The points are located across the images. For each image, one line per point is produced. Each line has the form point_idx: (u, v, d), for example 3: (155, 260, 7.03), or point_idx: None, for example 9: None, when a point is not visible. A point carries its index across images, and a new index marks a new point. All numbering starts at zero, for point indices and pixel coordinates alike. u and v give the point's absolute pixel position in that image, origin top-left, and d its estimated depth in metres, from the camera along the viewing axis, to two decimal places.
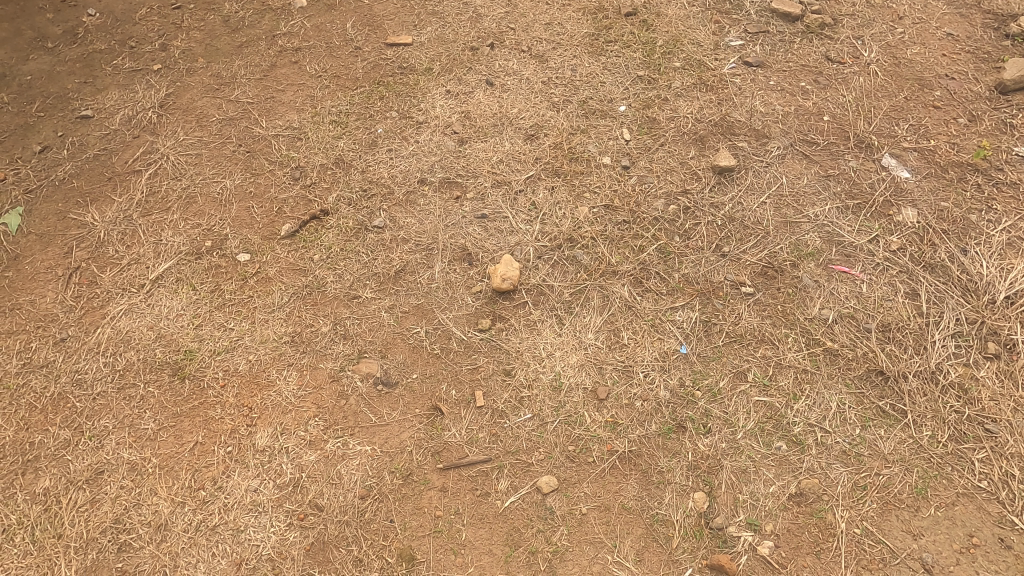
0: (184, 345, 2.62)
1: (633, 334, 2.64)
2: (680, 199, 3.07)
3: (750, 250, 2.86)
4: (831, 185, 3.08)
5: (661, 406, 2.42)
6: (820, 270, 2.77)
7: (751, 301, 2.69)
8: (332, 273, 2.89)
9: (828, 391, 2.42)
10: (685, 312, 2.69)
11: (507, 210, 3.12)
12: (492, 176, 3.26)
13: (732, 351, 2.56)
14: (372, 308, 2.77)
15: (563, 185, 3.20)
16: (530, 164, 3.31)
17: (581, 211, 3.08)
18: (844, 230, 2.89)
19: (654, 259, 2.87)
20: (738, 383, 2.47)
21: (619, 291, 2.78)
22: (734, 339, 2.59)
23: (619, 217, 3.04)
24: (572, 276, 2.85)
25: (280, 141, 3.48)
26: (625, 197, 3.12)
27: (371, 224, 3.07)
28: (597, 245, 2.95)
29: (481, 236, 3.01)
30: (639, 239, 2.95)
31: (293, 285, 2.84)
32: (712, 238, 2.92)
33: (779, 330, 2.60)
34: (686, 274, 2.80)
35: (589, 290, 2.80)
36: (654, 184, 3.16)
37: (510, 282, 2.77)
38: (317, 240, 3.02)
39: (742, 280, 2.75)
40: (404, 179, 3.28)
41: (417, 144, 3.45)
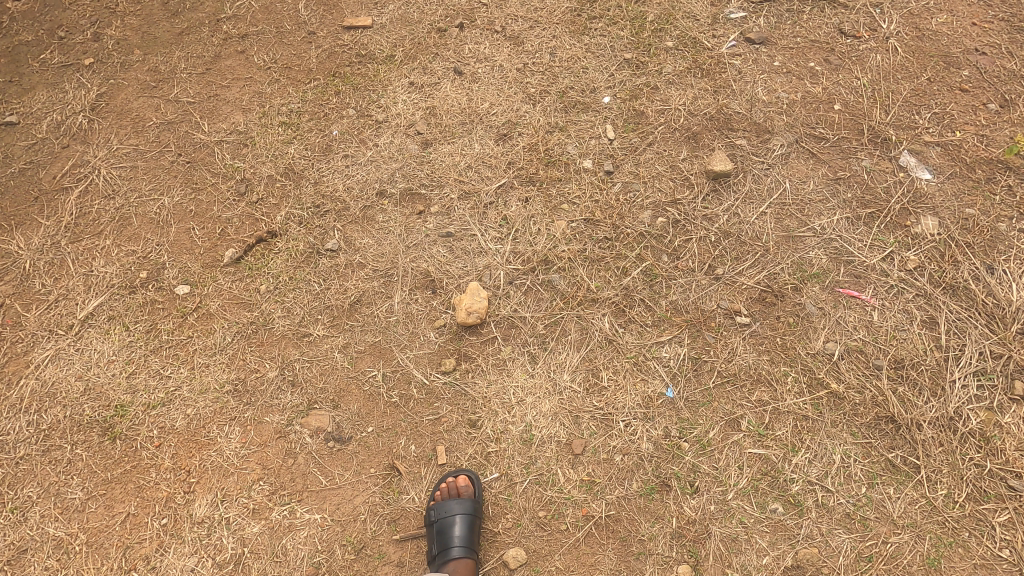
0: (115, 399, 2.36)
1: (613, 375, 2.36)
2: (669, 211, 2.73)
3: (747, 272, 2.54)
4: (840, 190, 2.72)
5: (643, 461, 2.17)
6: (825, 295, 2.45)
7: (747, 334, 2.40)
8: (280, 306, 2.60)
9: (831, 442, 2.15)
10: (673, 348, 2.40)
11: (475, 226, 2.78)
12: (459, 186, 2.91)
13: (724, 394, 2.29)
14: (324, 348, 2.49)
15: (538, 196, 2.85)
16: (501, 170, 2.94)
17: (558, 227, 2.74)
18: (854, 246, 2.55)
19: (638, 283, 2.55)
20: (730, 432, 2.21)
21: (598, 323, 2.49)
22: (727, 380, 2.31)
23: (600, 233, 2.70)
24: (547, 305, 2.55)
25: (224, 149, 3.12)
26: (608, 208, 2.77)
27: (324, 247, 2.75)
28: (575, 267, 2.63)
29: (446, 259, 2.69)
30: (622, 259, 2.62)
31: (237, 323, 2.56)
32: (704, 258, 2.59)
33: (777, 369, 2.31)
34: (674, 301, 2.50)
35: (566, 322, 2.50)
36: (641, 193, 2.80)
37: (477, 314, 2.48)
38: (264, 267, 2.71)
39: (736, 308, 2.45)
40: (361, 191, 2.93)
41: (376, 148, 3.08)
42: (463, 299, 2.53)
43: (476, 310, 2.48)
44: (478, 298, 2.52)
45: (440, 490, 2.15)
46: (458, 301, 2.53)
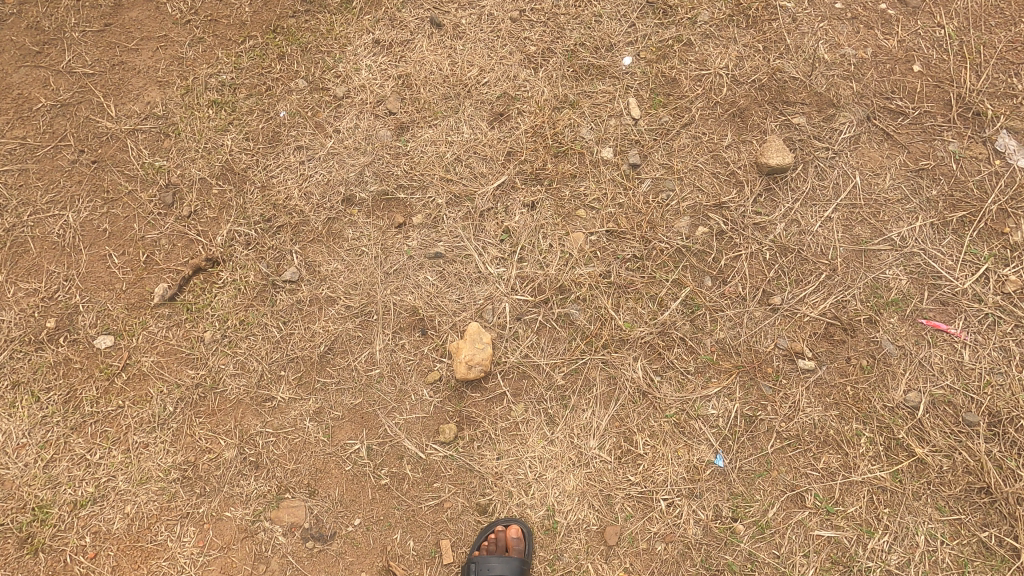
0: (31, 499, 1.92)
1: (650, 440, 1.95)
2: (711, 218, 2.17)
3: (810, 299, 2.05)
4: (923, 186, 2.16)
5: (691, 550, 1.85)
6: (906, 329, 2.00)
7: (811, 382, 1.96)
8: (232, 361, 2.08)
9: (914, 521, 1.82)
10: (721, 403, 1.97)
11: (470, 244, 2.20)
12: (446, 189, 2.29)
13: (785, 461, 1.90)
14: (291, 416, 2.02)
15: (547, 200, 2.25)
16: (499, 164, 2.30)
17: (574, 243, 2.18)
18: (941, 262, 2.06)
19: (677, 318, 2.07)
20: (793, 510, 1.85)
21: (629, 371, 2.03)
22: (788, 442, 1.92)
23: (627, 250, 2.16)
24: (566, 349, 2.06)
25: (138, 141, 2.40)
26: (636, 215, 2.20)
27: (280, 278, 2.17)
28: (598, 297, 2.11)
29: (435, 290, 2.15)
30: (655, 286, 2.11)
31: (179, 385, 2.05)
32: (758, 282, 2.08)
33: (848, 428, 1.91)
34: (721, 340, 2.03)
35: (589, 370, 2.04)
36: (676, 193, 2.22)
37: (479, 366, 1.99)
38: (207, 306, 2.15)
39: (798, 349, 2.00)
40: (321, 198, 2.30)
41: (336, 137, 2.39)
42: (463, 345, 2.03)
43: (478, 361, 1.98)
44: (482, 345, 2.02)
45: (487, 539, 1.87)
46: (455, 346, 2.03)
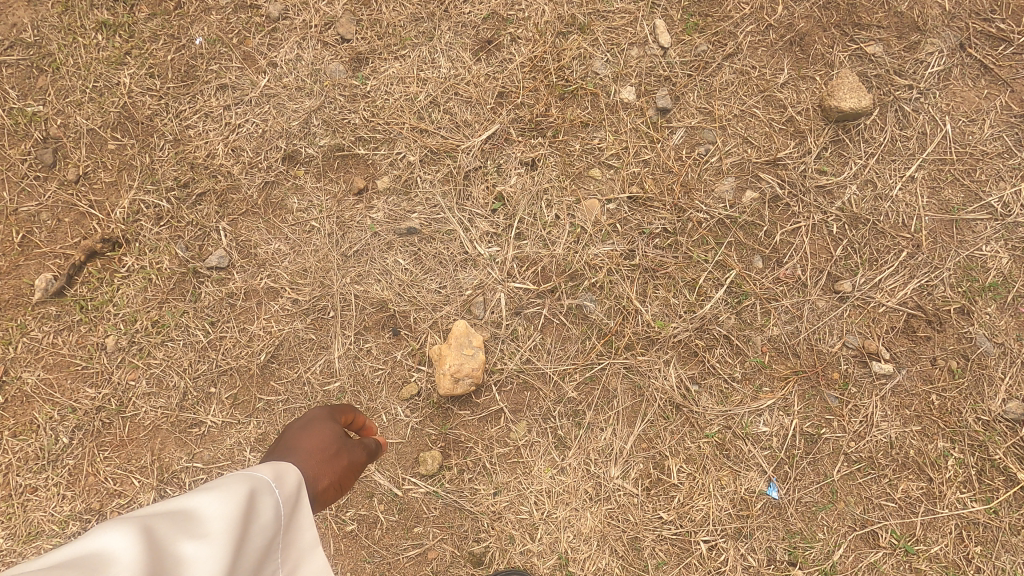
0: None
1: (686, 466, 1.55)
2: (762, 179, 1.68)
3: (887, 285, 1.62)
4: None
5: None
6: (1006, 321, 1.58)
7: (887, 390, 1.56)
8: (145, 376, 1.60)
9: (1010, 561, 1.48)
10: (776, 419, 1.56)
11: (452, 216, 1.70)
12: (419, 143, 1.75)
13: (854, 491, 1.52)
14: (228, 445, 1.57)
15: (551, 158, 1.74)
16: (489, 109, 1.77)
17: (587, 214, 1.70)
18: None
19: (720, 310, 1.62)
20: (863, 551, 1.50)
21: (659, 379, 1.60)
22: (858, 466, 1.53)
23: (655, 223, 1.68)
24: (578, 352, 1.62)
25: (3, 78, 1.78)
26: (666, 176, 1.71)
27: (203, 264, 1.66)
28: (618, 285, 1.65)
29: (409, 278, 1.67)
30: (692, 271, 1.65)
31: (76, 409, 1.58)
32: (821, 263, 1.64)
33: (932, 447, 1.53)
34: (774, 338, 1.61)
35: (608, 378, 1.60)
36: (717, 146, 1.72)
37: (469, 381, 1.55)
38: (107, 302, 1.64)
39: (871, 349, 1.58)
40: (254, 155, 1.74)
41: (271, 72, 1.80)
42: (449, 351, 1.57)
43: (467, 375, 1.54)
44: (473, 352, 1.56)
45: None
46: (439, 353, 1.57)
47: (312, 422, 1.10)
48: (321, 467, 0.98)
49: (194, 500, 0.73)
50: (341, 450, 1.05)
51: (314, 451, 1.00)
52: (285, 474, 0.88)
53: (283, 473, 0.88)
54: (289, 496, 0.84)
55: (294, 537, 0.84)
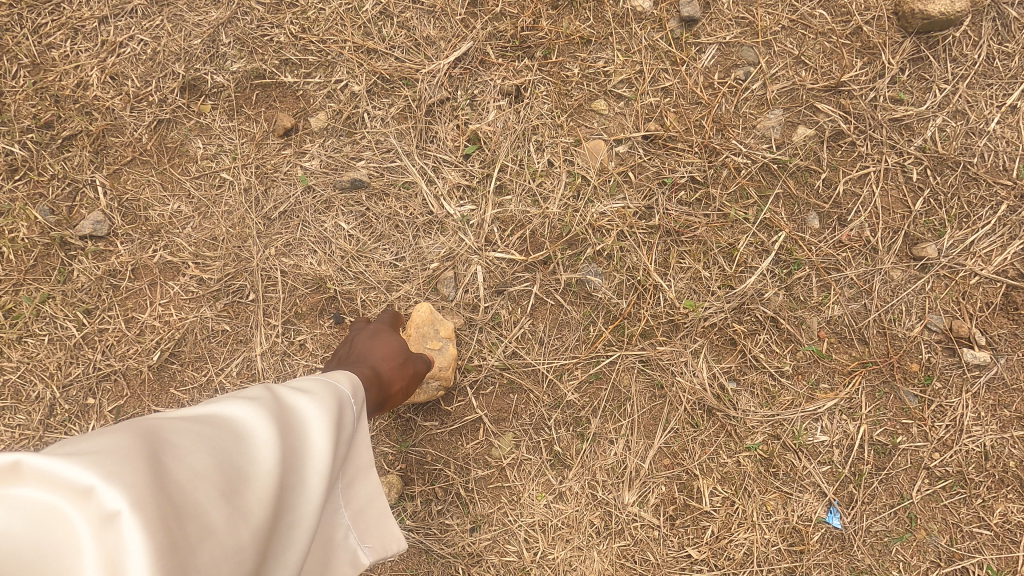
0: None
1: (722, 489, 1.19)
2: (819, 112, 1.28)
3: (982, 248, 1.24)
4: None
5: None
6: None
7: (981, 386, 1.20)
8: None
9: None
10: (837, 426, 1.20)
11: (411, 165, 1.28)
12: (365, 68, 1.31)
13: (938, 516, 1.18)
14: None
15: (542, 86, 1.31)
16: (458, 21, 1.32)
17: (590, 160, 1.28)
18: None
19: (765, 285, 1.24)
20: None
21: (686, 377, 1.22)
22: (944, 485, 1.18)
23: (679, 171, 1.27)
24: (580, 342, 1.23)
25: None
26: (692, 108, 1.30)
27: (74, 233, 1.23)
28: (631, 253, 1.25)
29: (354, 248, 1.26)
30: (727, 233, 1.25)
31: None
32: (895, 221, 1.25)
33: None
34: (835, 320, 1.23)
35: (619, 376, 1.22)
36: (761, 67, 1.30)
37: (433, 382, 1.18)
38: None
39: (962, 332, 1.21)
40: (142, 85, 1.29)
41: None
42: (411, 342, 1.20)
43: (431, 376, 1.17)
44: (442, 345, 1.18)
45: None
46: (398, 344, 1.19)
47: (376, 331, 1.09)
48: (389, 373, 0.99)
49: (294, 398, 0.73)
50: (401, 363, 1.02)
51: (383, 358, 1.01)
52: (361, 386, 0.89)
53: (358, 384, 0.89)
54: (360, 414, 0.84)
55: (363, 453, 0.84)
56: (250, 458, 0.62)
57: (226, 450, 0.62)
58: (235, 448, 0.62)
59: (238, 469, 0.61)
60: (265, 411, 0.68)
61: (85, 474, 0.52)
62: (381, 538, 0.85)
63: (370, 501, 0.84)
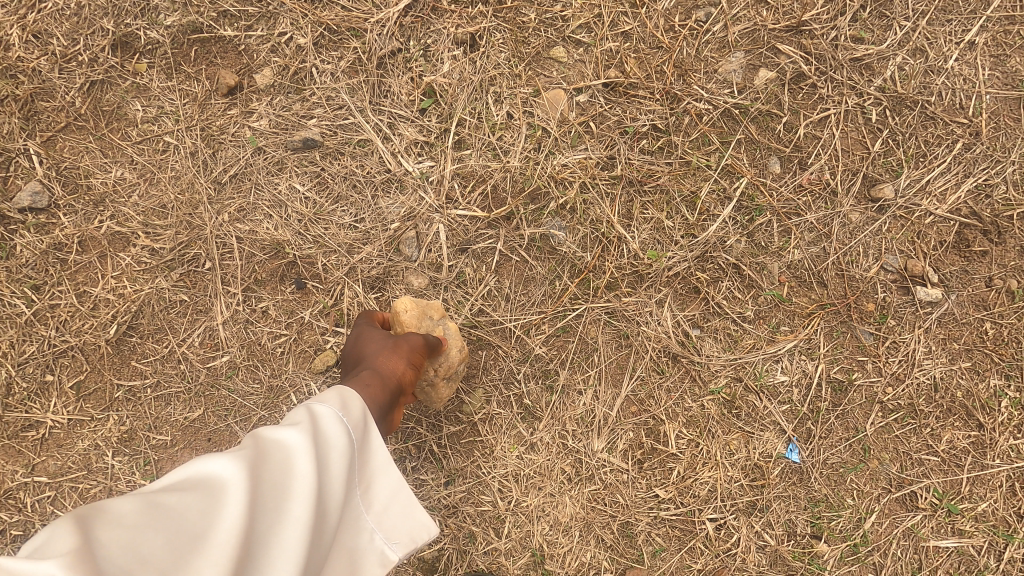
0: None
1: (687, 432, 1.23)
2: (781, 52, 1.26)
3: (936, 187, 1.26)
4: None
5: None
6: None
7: (932, 321, 1.24)
8: None
9: None
10: (797, 367, 1.24)
11: (365, 121, 1.24)
12: (309, 18, 1.24)
13: (889, 445, 1.24)
14: (80, 450, 1.16)
15: (498, 33, 1.26)
16: None
17: (550, 110, 1.25)
18: None
19: (727, 233, 1.24)
20: (899, 516, 1.23)
21: (651, 325, 1.24)
22: (894, 416, 1.24)
23: (641, 119, 1.25)
24: (546, 295, 1.23)
25: None
26: (653, 53, 1.27)
27: (10, 205, 1.17)
28: (594, 204, 1.24)
29: (311, 211, 1.22)
30: (690, 181, 1.25)
31: None
32: (854, 163, 1.26)
33: (983, 387, 1.24)
34: (796, 264, 1.25)
35: (585, 327, 1.23)
36: (722, 7, 1.27)
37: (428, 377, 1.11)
38: None
39: (916, 271, 1.24)
40: (68, 43, 1.21)
41: None
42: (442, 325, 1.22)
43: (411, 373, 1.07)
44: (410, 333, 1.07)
45: None
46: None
47: (360, 334, 1.07)
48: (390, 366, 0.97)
49: (271, 438, 0.69)
50: (394, 346, 1.01)
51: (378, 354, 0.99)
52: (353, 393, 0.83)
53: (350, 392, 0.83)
54: (361, 419, 0.79)
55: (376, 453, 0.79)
56: (211, 523, 0.59)
57: (192, 519, 0.59)
58: (201, 512, 0.59)
59: (198, 537, 0.57)
60: (232, 463, 0.64)
61: (42, 570, 0.49)
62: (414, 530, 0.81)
63: (392, 496, 0.80)
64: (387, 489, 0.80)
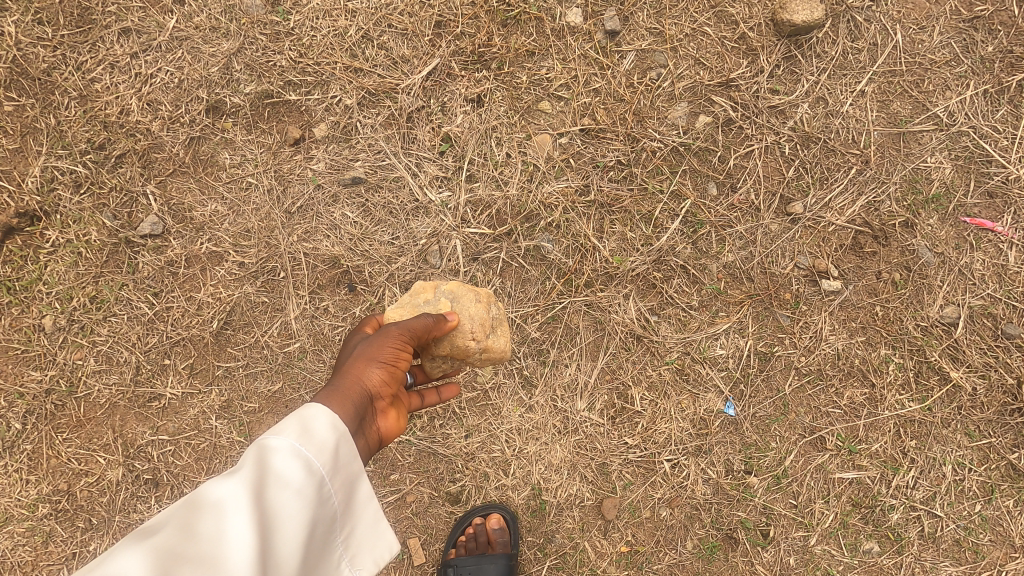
0: None
1: (648, 393, 1.61)
2: (715, 101, 1.64)
3: (836, 203, 1.64)
4: (979, 40, 1.69)
5: (699, 512, 1.58)
6: (945, 231, 1.64)
7: (835, 306, 1.63)
8: (93, 353, 1.53)
9: (940, 450, 1.61)
10: (731, 343, 1.62)
11: (398, 162, 1.62)
12: (354, 84, 1.63)
13: (803, 401, 1.61)
14: (191, 415, 1.54)
15: (498, 92, 1.64)
16: (426, 41, 1.64)
17: (539, 151, 1.64)
18: (993, 142, 1.66)
19: (676, 241, 1.63)
20: (812, 455, 1.60)
21: (619, 313, 1.62)
22: (806, 379, 1.62)
23: (609, 155, 1.64)
24: (539, 292, 1.61)
25: None
26: (617, 104, 1.65)
27: (135, 232, 1.56)
28: (574, 222, 1.62)
29: (359, 232, 1.61)
30: (648, 202, 1.63)
31: (23, 394, 1.51)
32: (773, 186, 1.64)
33: (875, 355, 1.62)
34: (730, 264, 1.63)
35: (569, 316, 1.61)
36: (669, 69, 1.66)
37: (477, 360, 1.25)
38: (39, 281, 1.54)
39: (821, 267, 1.63)
40: (173, 109, 1.60)
41: (179, 10, 1.62)
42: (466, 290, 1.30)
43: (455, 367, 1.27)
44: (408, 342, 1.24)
45: (464, 534, 1.55)
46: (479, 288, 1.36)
47: (353, 347, 1.17)
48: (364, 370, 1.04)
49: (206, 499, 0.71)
50: (371, 350, 1.08)
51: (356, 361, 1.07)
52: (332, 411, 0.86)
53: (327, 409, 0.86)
54: (327, 441, 0.82)
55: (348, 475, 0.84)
56: None
57: None
58: None
59: None
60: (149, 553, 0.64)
61: None
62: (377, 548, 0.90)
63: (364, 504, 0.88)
64: (359, 500, 0.87)
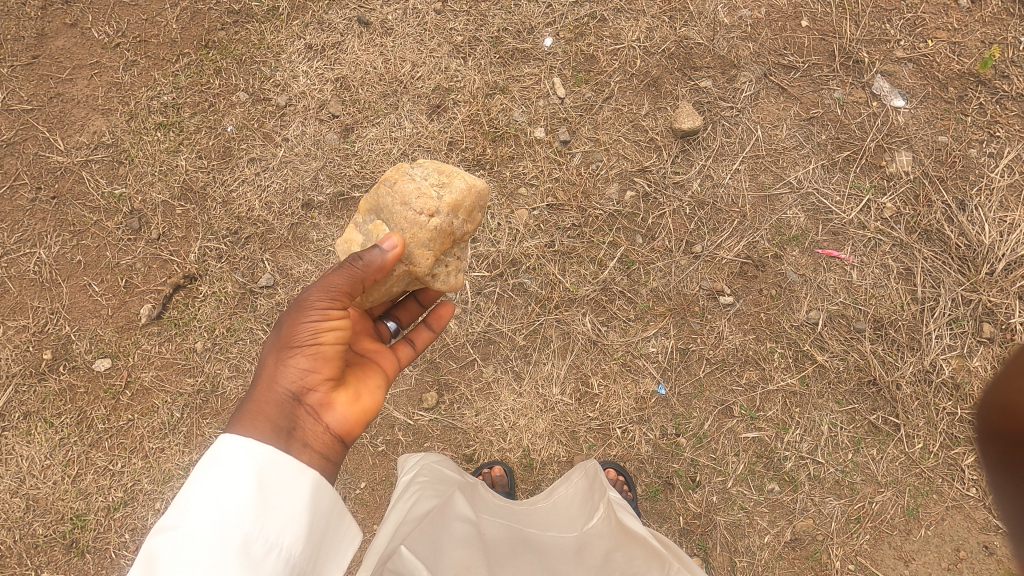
0: (68, 511, 2.19)
1: (604, 380, 2.28)
2: (636, 181, 2.46)
3: (726, 244, 2.38)
4: (815, 132, 2.49)
5: (644, 464, 2.22)
6: (805, 259, 2.36)
7: (731, 314, 2.32)
8: (227, 365, 2.30)
9: (820, 414, 2.22)
10: (660, 342, 2.31)
11: None
12: None
13: (714, 381, 2.27)
14: None
15: (490, 183, 2.48)
16: (443, 154, 2.51)
17: (520, 220, 2.44)
18: (832, 198, 2.41)
19: (616, 275, 2.37)
20: (725, 420, 2.23)
21: (580, 325, 2.33)
22: (715, 366, 2.28)
23: (567, 220, 2.43)
24: (523, 313, 2.35)
25: (93, 171, 2.50)
26: (571, 187, 2.46)
27: (256, 285, 2.38)
28: (546, 265, 2.39)
29: None
30: (595, 249, 2.40)
31: (182, 394, 2.28)
32: (680, 234, 2.41)
33: (764, 347, 2.29)
34: (655, 288, 2.36)
35: (546, 328, 2.33)
36: (604, 163, 2.49)
37: (463, 221, 1.67)
38: (194, 319, 2.35)
39: (718, 288, 2.34)
40: (281, 206, 2.47)
41: (286, 145, 2.54)
42: (393, 189, 1.67)
43: (460, 234, 1.70)
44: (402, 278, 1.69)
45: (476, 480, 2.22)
46: (398, 171, 1.71)
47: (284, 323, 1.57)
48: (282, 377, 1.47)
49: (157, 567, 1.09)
50: (290, 348, 1.50)
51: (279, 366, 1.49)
52: (239, 458, 1.25)
53: (242, 461, 1.26)
54: (242, 498, 1.19)
55: (280, 505, 1.22)
56: None
57: None
58: None
59: None
60: None
61: None
62: (336, 540, 1.32)
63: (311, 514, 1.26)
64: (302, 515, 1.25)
